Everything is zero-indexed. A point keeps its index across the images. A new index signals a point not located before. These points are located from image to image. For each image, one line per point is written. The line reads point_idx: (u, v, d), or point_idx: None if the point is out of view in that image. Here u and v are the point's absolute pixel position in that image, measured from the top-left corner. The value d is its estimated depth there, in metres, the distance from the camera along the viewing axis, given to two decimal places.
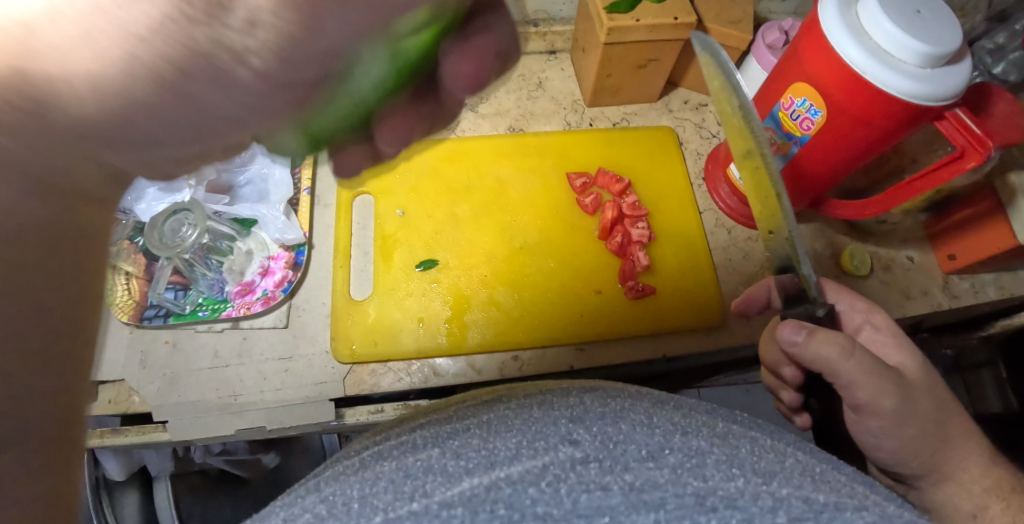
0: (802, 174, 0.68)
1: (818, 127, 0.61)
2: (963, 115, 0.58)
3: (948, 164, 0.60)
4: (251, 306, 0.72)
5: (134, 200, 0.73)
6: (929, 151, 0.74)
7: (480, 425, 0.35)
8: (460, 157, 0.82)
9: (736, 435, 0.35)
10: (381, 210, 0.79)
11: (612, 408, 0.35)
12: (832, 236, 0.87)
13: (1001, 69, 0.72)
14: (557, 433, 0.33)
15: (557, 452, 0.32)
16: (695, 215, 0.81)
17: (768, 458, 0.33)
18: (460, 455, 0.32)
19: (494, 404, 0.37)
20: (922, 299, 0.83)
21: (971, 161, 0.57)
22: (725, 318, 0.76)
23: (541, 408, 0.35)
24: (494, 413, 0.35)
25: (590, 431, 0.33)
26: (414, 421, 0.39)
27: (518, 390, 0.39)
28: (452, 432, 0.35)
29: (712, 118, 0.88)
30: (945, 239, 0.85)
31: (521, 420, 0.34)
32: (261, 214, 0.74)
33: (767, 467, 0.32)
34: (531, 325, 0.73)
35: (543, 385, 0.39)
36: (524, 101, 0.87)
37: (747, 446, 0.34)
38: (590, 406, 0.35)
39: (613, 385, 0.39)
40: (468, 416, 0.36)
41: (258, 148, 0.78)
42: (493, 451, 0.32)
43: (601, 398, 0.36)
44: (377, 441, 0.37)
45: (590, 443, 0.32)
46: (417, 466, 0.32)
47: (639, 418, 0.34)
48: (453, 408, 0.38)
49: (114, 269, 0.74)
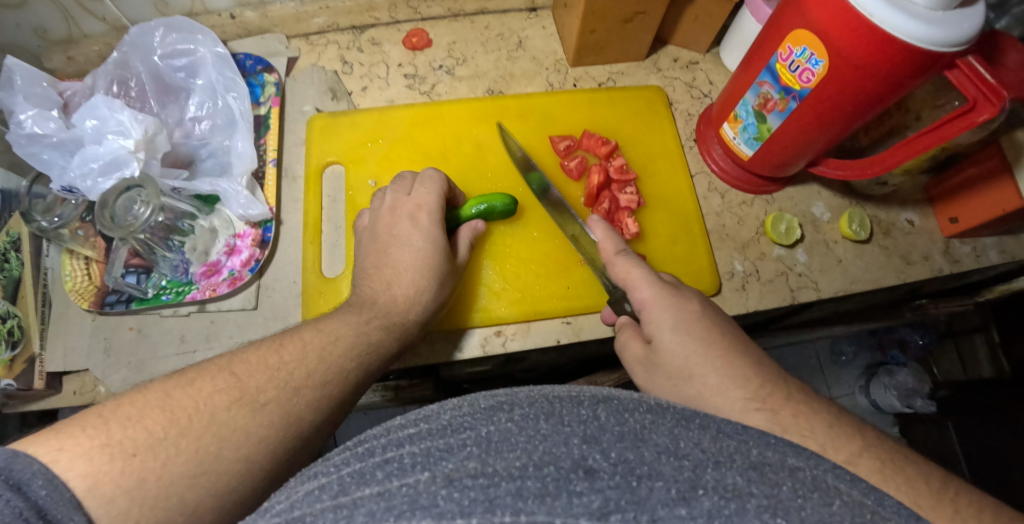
0: (805, 134, 0.63)
1: (818, 79, 0.56)
2: (976, 62, 0.52)
3: (958, 117, 0.54)
4: (217, 288, 0.68)
5: (78, 177, 0.65)
6: (934, 106, 0.66)
7: (478, 443, 0.31)
8: (434, 120, 0.77)
9: (774, 467, 0.31)
10: (352, 181, 0.74)
11: (630, 429, 0.32)
12: (830, 200, 0.80)
13: (1004, 24, 0.67)
14: (568, 457, 0.30)
15: (569, 482, 0.28)
16: (687, 179, 0.77)
17: (814, 502, 0.28)
18: (452, 483, 0.29)
19: (495, 413, 0.34)
20: (922, 264, 0.77)
21: (983, 114, 0.52)
22: (719, 286, 0.73)
23: (549, 420, 0.33)
24: (494, 427, 0.32)
25: (608, 457, 0.30)
26: (401, 437, 0.34)
27: (520, 394, 0.36)
28: (446, 450, 0.31)
29: (703, 77, 0.83)
30: (945, 202, 0.78)
31: (526, 438, 0.31)
32: (221, 189, 0.70)
33: (818, 513, 0.28)
34: (513, 299, 0.70)
35: (546, 391, 0.36)
36: (502, 62, 0.82)
37: (791, 483, 0.29)
38: (606, 424, 0.32)
39: (630, 396, 0.35)
40: (465, 427, 0.33)
41: (218, 121, 0.73)
42: (492, 478, 0.29)
43: (616, 412, 0.33)
44: (360, 456, 0.33)
45: (610, 475, 0.29)
46: (403, 495, 0.28)
47: (663, 445, 0.31)
48: (447, 418, 0.34)
49: (72, 252, 0.70)
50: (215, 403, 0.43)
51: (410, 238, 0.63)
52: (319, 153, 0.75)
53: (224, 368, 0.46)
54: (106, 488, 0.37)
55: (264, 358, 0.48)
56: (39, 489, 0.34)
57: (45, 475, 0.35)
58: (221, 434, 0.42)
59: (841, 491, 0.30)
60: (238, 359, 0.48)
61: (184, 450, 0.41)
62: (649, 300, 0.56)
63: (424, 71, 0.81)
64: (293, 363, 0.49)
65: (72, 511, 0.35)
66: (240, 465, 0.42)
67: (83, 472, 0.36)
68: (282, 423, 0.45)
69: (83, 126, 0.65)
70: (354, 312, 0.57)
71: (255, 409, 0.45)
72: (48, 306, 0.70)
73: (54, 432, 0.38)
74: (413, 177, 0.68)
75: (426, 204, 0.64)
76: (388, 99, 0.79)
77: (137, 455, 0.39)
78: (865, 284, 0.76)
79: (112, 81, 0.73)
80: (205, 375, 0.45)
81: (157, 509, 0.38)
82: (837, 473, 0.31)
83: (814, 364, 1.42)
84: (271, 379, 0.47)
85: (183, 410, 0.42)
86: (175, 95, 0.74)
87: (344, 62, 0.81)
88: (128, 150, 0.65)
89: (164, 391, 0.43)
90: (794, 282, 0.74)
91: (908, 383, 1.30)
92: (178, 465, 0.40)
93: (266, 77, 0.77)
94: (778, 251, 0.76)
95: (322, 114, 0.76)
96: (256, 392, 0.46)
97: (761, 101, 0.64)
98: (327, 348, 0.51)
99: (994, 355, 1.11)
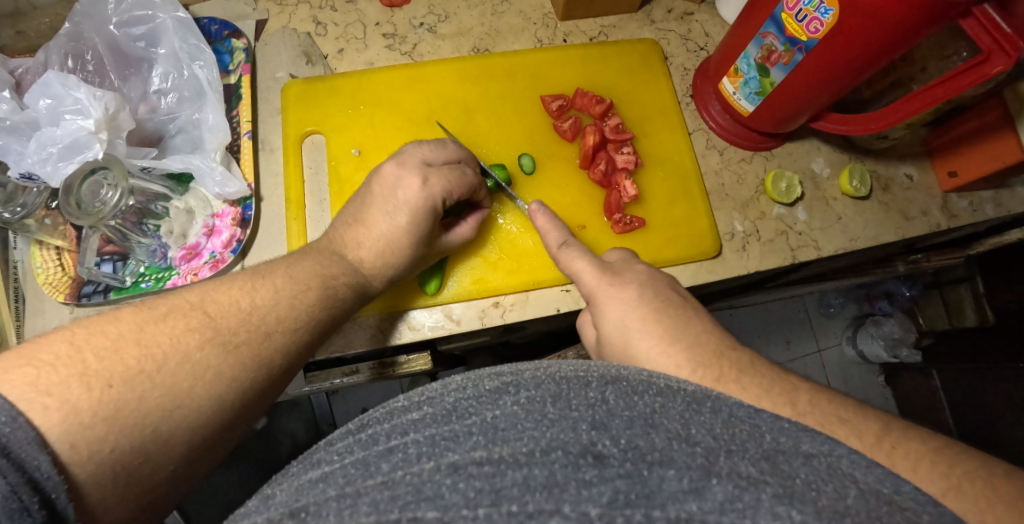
0: (811, 87, 0.59)
1: (827, 29, 0.52)
2: (991, 9, 0.47)
3: (971, 68, 0.51)
4: (198, 272, 0.65)
5: (37, 164, 0.59)
6: (941, 57, 0.61)
7: (482, 429, 0.29)
8: (419, 83, 0.72)
9: (789, 456, 0.29)
10: (333, 151, 0.70)
11: (640, 412, 0.30)
12: (829, 154, 0.76)
13: None
14: (577, 443, 0.28)
15: (578, 469, 0.27)
16: (684, 137, 0.74)
17: (828, 495, 0.27)
18: (457, 471, 0.27)
19: (501, 397, 0.32)
20: (921, 220, 0.75)
21: (996, 66, 0.48)
22: (720, 248, 0.71)
23: (556, 404, 0.30)
24: (500, 412, 0.30)
25: (617, 443, 0.28)
26: (405, 423, 0.32)
27: (526, 374, 0.34)
28: (451, 438, 0.29)
29: (699, 28, 0.79)
30: (946, 155, 0.75)
31: (534, 425, 0.29)
32: (194, 166, 0.65)
33: (833, 507, 0.26)
34: (511, 269, 0.67)
35: (553, 369, 0.34)
36: (487, 18, 0.77)
37: (804, 476, 0.28)
38: (615, 408, 0.30)
39: (639, 375, 0.34)
40: (468, 411, 0.31)
41: (185, 93, 0.68)
42: (498, 467, 0.27)
43: (625, 394, 0.32)
44: (364, 443, 0.31)
45: (619, 462, 0.27)
46: (408, 485, 0.27)
47: (674, 430, 0.29)
48: (451, 402, 0.32)
49: (41, 244, 0.66)
50: (187, 342, 0.42)
51: (407, 197, 0.58)
52: (297, 122, 0.70)
53: (197, 307, 0.45)
54: (84, 414, 0.35)
55: (238, 299, 0.47)
56: (2, 426, 0.31)
57: (8, 412, 0.31)
58: (194, 373, 0.41)
59: (858, 479, 0.29)
60: (211, 298, 0.46)
61: (160, 385, 0.40)
62: (594, 292, 0.56)
63: (404, 30, 0.76)
64: (265, 308, 0.48)
65: (38, 452, 0.32)
66: (210, 402, 0.42)
67: (59, 402, 0.35)
68: (256, 365, 0.45)
69: (37, 106, 0.59)
70: (325, 261, 0.55)
71: (227, 350, 0.44)
72: (21, 302, 0.66)
73: (25, 360, 0.36)
74: (450, 147, 0.63)
75: (435, 190, 0.59)
76: (367, 62, 0.75)
77: (114, 387, 0.37)
78: (864, 241, 0.74)
79: (67, 55, 0.67)
80: (176, 313, 0.44)
81: (133, 439, 0.38)
82: (853, 460, 0.30)
83: (802, 317, 1.41)
84: (243, 321, 0.46)
85: (159, 347, 0.41)
86: (136, 67, 0.69)
87: (317, 23, 0.75)
88: (88, 132, 0.59)
89: (137, 323, 0.42)
90: (794, 241, 0.72)
91: (895, 333, 1.31)
92: (155, 398, 0.39)
93: (235, 42, 0.71)
94: (778, 210, 0.73)
95: (296, 80, 0.71)
96: (229, 334, 0.45)
97: (765, 54, 0.61)
98: (297, 296, 0.50)
99: (980, 305, 1.11)
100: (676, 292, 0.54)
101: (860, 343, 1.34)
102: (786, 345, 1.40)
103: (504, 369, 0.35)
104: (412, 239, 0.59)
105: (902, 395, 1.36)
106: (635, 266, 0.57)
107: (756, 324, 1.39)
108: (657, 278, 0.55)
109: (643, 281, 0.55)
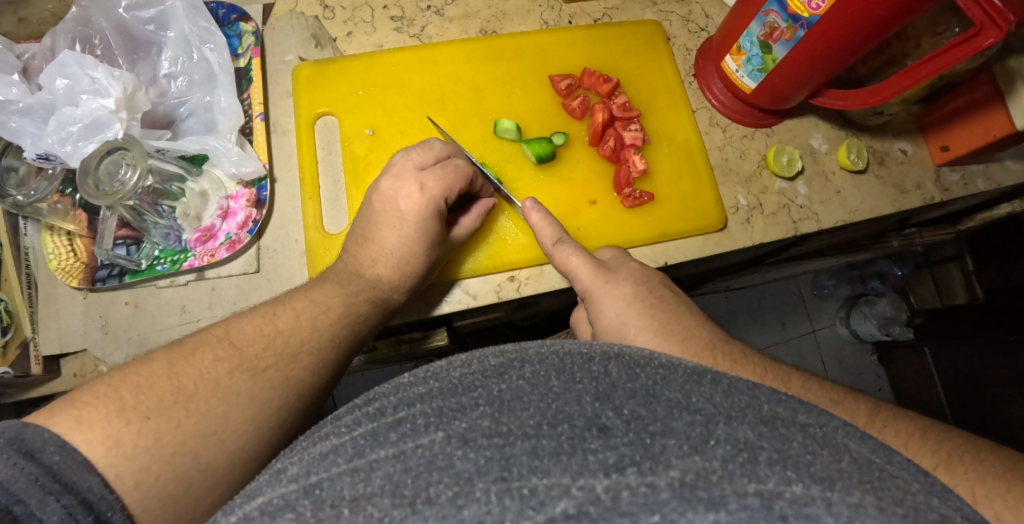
0: (813, 61, 0.61)
1: (828, 5, 0.54)
2: None
3: (966, 41, 0.53)
4: (216, 253, 0.65)
5: (56, 143, 0.59)
6: (934, 33, 0.64)
7: (488, 401, 0.31)
8: (429, 64, 0.73)
9: (785, 422, 0.30)
10: (346, 131, 0.71)
11: (642, 385, 0.31)
12: (827, 131, 0.79)
13: None
14: (581, 415, 0.29)
15: (584, 440, 0.28)
16: (689, 113, 0.76)
17: (823, 459, 0.28)
18: (466, 443, 0.28)
19: (506, 371, 0.33)
20: (915, 194, 0.78)
21: (988, 39, 0.50)
22: (726, 222, 0.73)
23: (560, 377, 0.32)
24: (505, 386, 0.32)
25: (620, 414, 0.29)
26: (411, 395, 0.33)
27: (529, 351, 0.35)
28: (459, 410, 0.31)
29: (699, 10, 0.81)
30: (938, 130, 0.78)
31: (539, 397, 0.31)
32: (210, 147, 0.66)
33: (826, 472, 0.27)
34: (526, 246, 0.69)
35: (555, 345, 0.35)
36: (493, 0, 0.78)
37: (800, 440, 0.29)
38: (617, 381, 0.32)
39: (640, 353, 0.35)
40: (474, 385, 0.32)
41: (195, 76, 0.69)
42: (507, 437, 0.28)
43: (627, 368, 0.33)
44: (371, 416, 0.32)
45: (623, 432, 0.28)
46: (420, 457, 0.28)
47: (675, 400, 0.30)
48: (458, 376, 0.34)
49: (52, 229, 0.66)
50: (217, 371, 0.46)
51: (409, 206, 0.60)
52: (309, 103, 0.71)
53: (223, 339, 0.49)
54: (126, 447, 0.40)
55: (261, 326, 0.51)
56: (53, 455, 0.36)
57: (56, 442, 0.37)
58: (226, 398, 0.45)
59: (851, 448, 0.29)
60: (235, 328, 0.50)
61: (194, 413, 0.44)
62: (589, 289, 0.58)
63: (411, 12, 0.77)
64: (287, 331, 0.51)
65: (88, 474, 0.37)
66: (247, 424, 0.45)
67: (102, 436, 0.39)
68: (283, 385, 0.48)
69: (53, 87, 0.59)
70: (343, 282, 0.57)
71: (255, 374, 0.47)
72: (35, 288, 0.66)
73: (69, 402, 0.41)
74: (436, 145, 0.64)
75: (434, 192, 0.60)
76: (376, 45, 0.75)
77: (151, 418, 0.42)
78: (863, 214, 0.76)
79: (75, 40, 0.67)
80: (204, 345, 0.48)
81: (174, 466, 0.42)
82: (847, 431, 0.31)
83: (796, 299, 1.44)
84: (269, 346, 0.50)
85: (188, 378, 0.45)
86: (145, 50, 0.69)
87: (325, 7, 0.76)
88: (108, 110, 0.59)
89: (168, 360, 0.46)
90: (796, 214, 0.74)
91: (886, 312, 1.35)
92: (191, 425, 0.43)
93: (243, 26, 0.71)
94: (780, 184, 0.75)
95: (307, 62, 0.72)
96: (255, 360, 0.48)
97: (768, 31, 0.62)
98: (318, 317, 0.53)
99: (969, 282, 1.16)
100: (667, 288, 0.57)
101: (853, 322, 1.39)
102: (781, 326, 1.43)
103: (508, 346, 0.37)
104: (424, 246, 0.60)
105: (894, 373, 1.40)
106: (629, 263, 0.59)
107: (752, 306, 1.42)
108: (649, 274, 0.58)
109: (637, 277, 0.57)
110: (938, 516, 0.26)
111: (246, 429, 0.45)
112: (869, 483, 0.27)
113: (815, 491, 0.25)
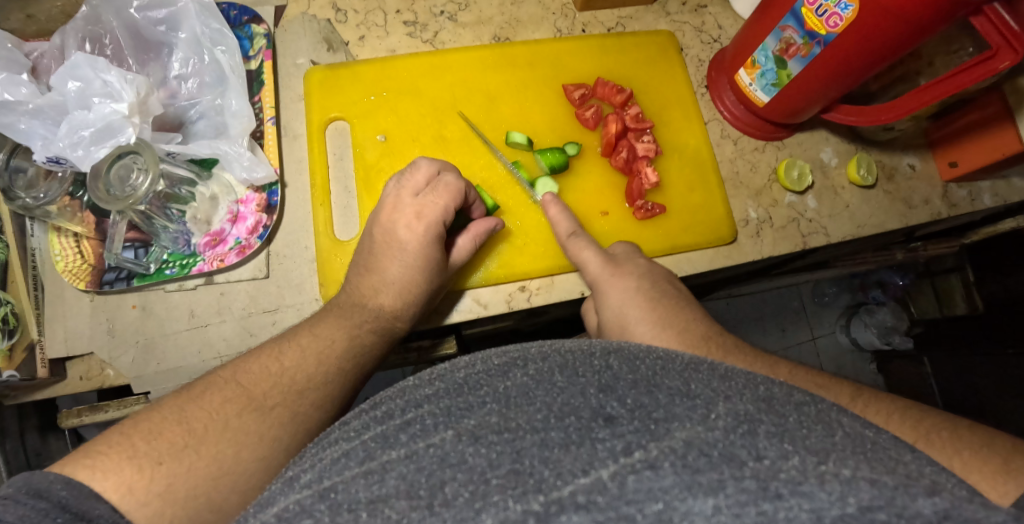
0: (826, 78, 0.61)
1: (846, 24, 0.54)
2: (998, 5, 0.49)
3: (980, 63, 0.53)
4: (225, 258, 0.65)
5: (68, 147, 0.58)
6: (947, 52, 0.63)
7: (496, 398, 0.31)
8: (443, 71, 0.73)
9: (780, 401, 0.30)
10: (358, 137, 0.71)
11: (643, 375, 0.31)
12: (837, 144, 0.79)
13: None
14: (587, 407, 0.29)
15: (591, 430, 0.28)
16: (701, 126, 0.76)
17: (817, 433, 0.28)
18: (476, 439, 0.28)
19: (510, 369, 0.33)
20: (923, 209, 0.78)
21: (1004, 61, 0.50)
22: (735, 234, 0.73)
23: (563, 373, 0.31)
24: (510, 383, 0.31)
25: (625, 403, 0.29)
26: (417, 398, 0.32)
27: (532, 349, 0.35)
28: (466, 409, 0.30)
29: (712, 21, 0.81)
30: (947, 146, 0.78)
31: (544, 391, 0.30)
32: (222, 152, 0.65)
33: (820, 443, 0.27)
34: (535, 258, 0.69)
35: (558, 344, 0.34)
36: (507, 7, 0.78)
37: (795, 416, 0.29)
38: (620, 372, 0.31)
39: (639, 346, 0.34)
40: (480, 384, 0.32)
41: (206, 78, 0.68)
42: (516, 432, 0.28)
43: (628, 360, 0.32)
44: (380, 419, 0.32)
45: (628, 421, 0.28)
46: (432, 455, 0.28)
47: (675, 388, 0.30)
48: (462, 377, 0.33)
49: (59, 230, 0.65)
50: (225, 412, 0.46)
51: (409, 238, 0.60)
52: (321, 108, 0.71)
53: (230, 380, 0.49)
54: (140, 493, 0.40)
55: (267, 365, 0.50)
56: (60, 491, 0.37)
57: (63, 480, 0.38)
58: (237, 438, 0.45)
59: (843, 424, 0.29)
60: (242, 369, 0.50)
61: (206, 455, 0.44)
62: (597, 281, 0.58)
63: (424, 17, 0.76)
64: (293, 368, 0.51)
65: (96, 502, 0.38)
66: (257, 463, 0.45)
67: (116, 483, 0.39)
68: (292, 423, 0.48)
69: (64, 89, 0.58)
70: (347, 314, 0.57)
71: (263, 413, 0.47)
72: (41, 289, 0.65)
73: (81, 455, 0.41)
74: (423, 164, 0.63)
75: (430, 219, 0.60)
76: (388, 49, 0.75)
77: (163, 463, 0.42)
78: (870, 229, 0.76)
79: (85, 39, 0.66)
80: (212, 387, 0.48)
81: (187, 510, 0.41)
82: (849, 412, 0.31)
83: (797, 305, 1.45)
84: (276, 384, 0.49)
85: (198, 421, 0.45)
86: (156, 51, 0.68)
87: (338, 10, 0.75)
88: (121, 115, 0.59)
89: (177, 406, 0.46)
90: (805, 227, 0.74)
91: (887, 321, 1.35)
92: (203, 468, 0.43)
93: (255, 28, 0.71)
94: (790, 198, 0.76)
95: (318, 66, 0.72)
96: (263, 398, 0.48)
97: (784, 46, 0.62)
98: (323, 353, 0.53)
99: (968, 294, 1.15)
100: (674, 284, 0.57)
101: (854, 330, 1.40)
102: (782, 333, 1.43)
103: (510, 346, 0.36)
104: (425, 273, 0.60)
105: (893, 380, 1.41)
106: (638, 259, 0.59)
107: (754, 312, 1.43)
108: (656, 270, 0.58)
109: (645, 273, 0.57)
110: (931, 482, 0.26)
111: (257, 466, 0.45)
112: (861, 452, 0.27)
113: (809, 461, 0.25)
